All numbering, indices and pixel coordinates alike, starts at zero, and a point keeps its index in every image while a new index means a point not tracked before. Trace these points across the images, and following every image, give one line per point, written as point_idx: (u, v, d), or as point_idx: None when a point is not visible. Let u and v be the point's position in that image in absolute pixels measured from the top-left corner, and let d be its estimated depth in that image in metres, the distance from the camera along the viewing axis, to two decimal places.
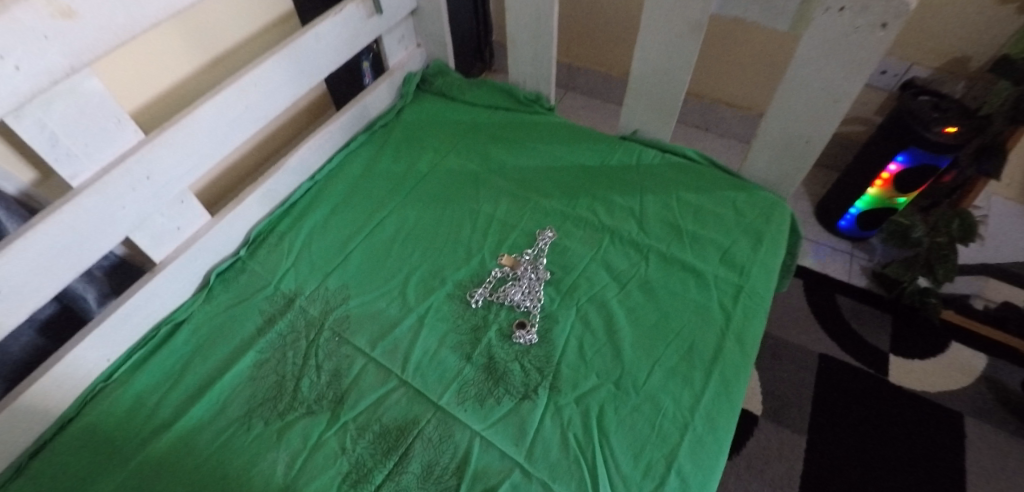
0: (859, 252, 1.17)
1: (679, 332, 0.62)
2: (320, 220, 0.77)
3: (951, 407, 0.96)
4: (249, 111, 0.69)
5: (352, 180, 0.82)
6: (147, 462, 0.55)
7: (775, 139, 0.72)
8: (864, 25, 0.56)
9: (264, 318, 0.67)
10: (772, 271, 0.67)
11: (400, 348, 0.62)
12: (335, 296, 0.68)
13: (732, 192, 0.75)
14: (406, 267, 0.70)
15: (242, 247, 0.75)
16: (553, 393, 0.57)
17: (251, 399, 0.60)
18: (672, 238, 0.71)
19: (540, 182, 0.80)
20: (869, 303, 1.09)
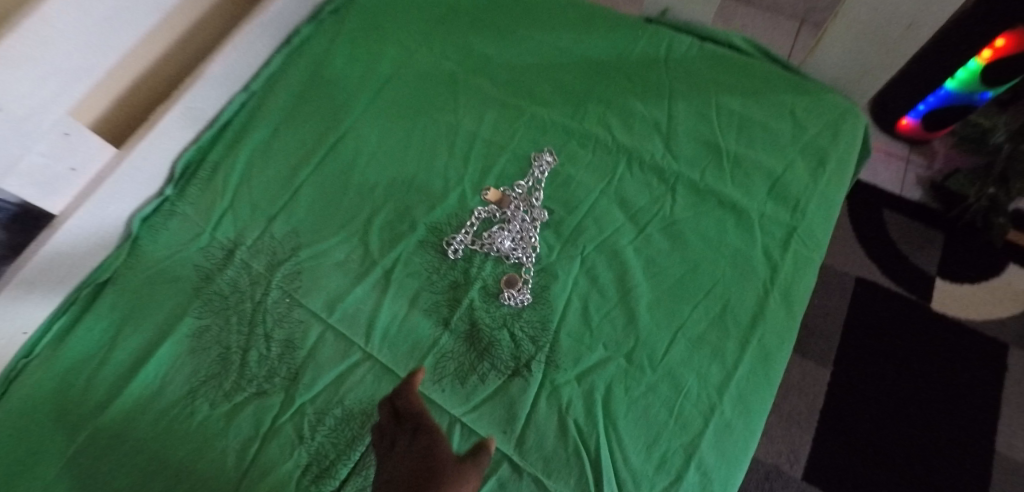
0: (916, 158, 1.00)
1: (709, 289, 0.49)
2: (261, 144, 0.62)
3: (994, 337, 0.87)
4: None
5: (298, 88, 0.64)
6: (78, 457, 0.47)
7: (860, 21, 0.53)
8: None
9: (200, 275, 0.55)
10: (833, 206, 0.52)
11: (363, 313, 0.51)
12: (284, 245, 0.56)
13: (788, 97, 0.57)
14: (369, 206, 0.56)
15: (168, 184, 0.61)
16: (550, 369, 0.47)
17: (192, 377, 0.50)
18: (706, 162, 0.55)
19: (538, 84, 0.62)
20: (921, 220, 0.95)
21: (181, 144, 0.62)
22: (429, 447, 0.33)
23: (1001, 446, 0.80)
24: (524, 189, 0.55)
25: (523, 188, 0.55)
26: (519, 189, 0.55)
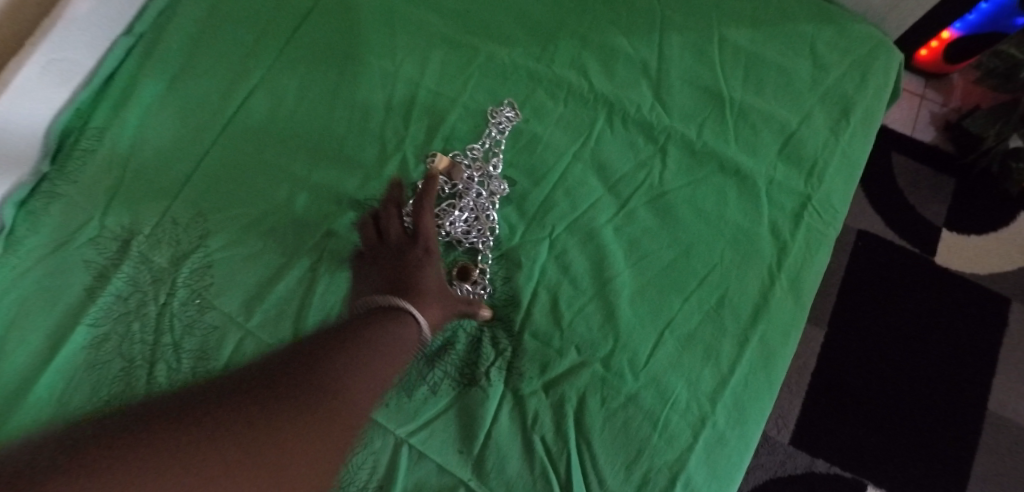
0: (931, 94, 0.89)
1: (704, 276, 0.41)
2: (154, 102, 0.50)
3: (997, 291, 0.82)
4: None
5: (197, 28, 0.51)
6: None
7: None
8: None
9: (92, 273, 0.44)
10: (854, 168, 0.43)
11: (287, 314, 0.42)
12: (189, 230, 0.45)
13: (808, 27, 0.46)
14: (291, 179, 0.46)
15: (46, 160, 0.48)
16: (513, 378, 0.39)
17: (91, 399, 0.40)
18: (705, 115, 0.45)
19: (495, 17, 0.49)
20: (932, 165, 0.86)
21: (54, 106, 0.49)
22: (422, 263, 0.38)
23: (994, 404, 0.78)
24: (476, 155, 0.45)
25: (475, 154, 0.45)
26: (470, 156, 0.45)
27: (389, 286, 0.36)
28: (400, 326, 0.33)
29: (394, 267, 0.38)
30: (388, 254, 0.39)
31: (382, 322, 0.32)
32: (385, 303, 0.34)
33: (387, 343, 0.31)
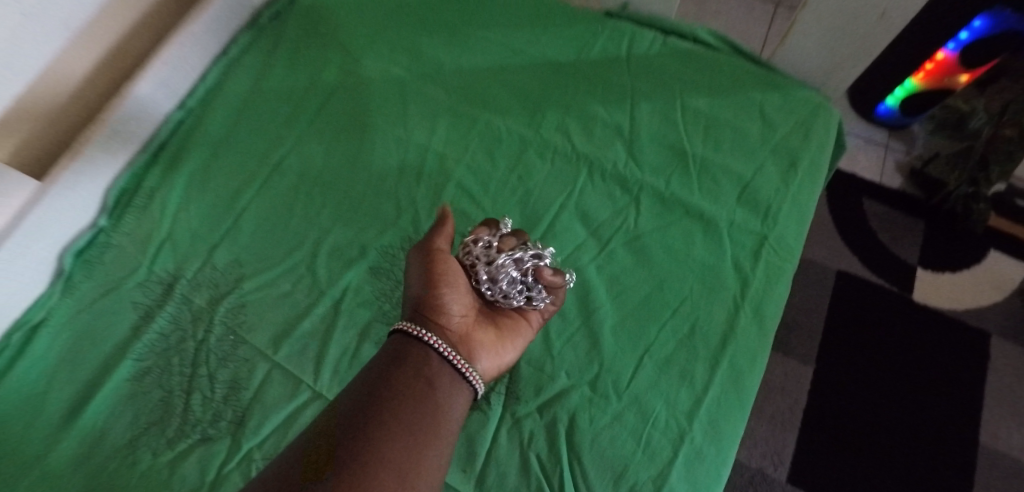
0: (895, 144, 0.97)
1: (677, 307, 0.46)
2: (200, 166, 0.57)
3: (976, 326, 0.86)
4: (32, 15, 0.45)
5: (238, 103, 0.60)
6: None
7: (830, 10, 0.49)
8: None
9: (139, 314, 0.51)
10: (806, 210, 0.50)
11: (311, 346, 0.48)
12: (227, 276, 0.52)
13: (758, 93, 0.54)
14: (316, 232, 0.53)
15: (103, 214, 0.56)
16: (511, 401, 0.44)
17: (133, 424, 0.47)
18: (672, 170, 0.52)
19: (491, 90, 0.58)
20: (901, 209, 0.92)
21: (112, 170, 0.57)
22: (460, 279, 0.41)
23: (983, 436, 0.80)
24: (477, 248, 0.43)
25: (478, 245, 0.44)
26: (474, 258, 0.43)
27: (445, 322, 0.38)
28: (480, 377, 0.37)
29: (432, 296, 0.39)
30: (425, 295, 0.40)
31: (445, 376, 0.35)
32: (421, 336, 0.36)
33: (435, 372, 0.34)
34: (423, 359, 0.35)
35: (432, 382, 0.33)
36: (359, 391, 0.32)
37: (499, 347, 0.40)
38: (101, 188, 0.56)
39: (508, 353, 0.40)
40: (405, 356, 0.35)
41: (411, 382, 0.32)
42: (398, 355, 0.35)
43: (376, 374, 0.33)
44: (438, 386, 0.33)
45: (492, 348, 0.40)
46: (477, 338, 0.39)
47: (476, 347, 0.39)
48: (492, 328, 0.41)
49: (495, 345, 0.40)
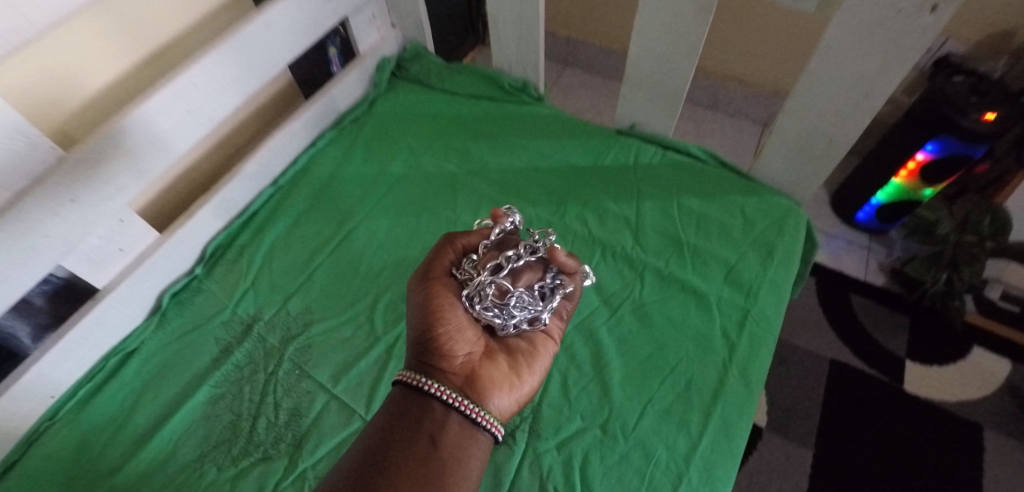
0: (876, 247, 1.08)
1: (675, 366, 0.55)
2: (284, 231, 0.70)
3: (969, 418, 0.88)
4: (192, 114, 0.61)
5: (320, 183, 0.74)
6: None
7: (792, 138, 0.63)
8: (907, 7, 0.46)
9: (219, 348, 0.61)
10: (783, 291, 0.60)
11: (365, 383, 0.57)
12: (297, 321, 0.62)
13: (740, 197, 0.67)
14: (375, 289, 0.64)
15: (198, 263, 0.68)
16: (532, 438, 0.52)
17: (203, 442, 0.54)
18: (671, 254, 0.63)
19: (524, 186, 0.72)
20: (885, 303, 1.00)
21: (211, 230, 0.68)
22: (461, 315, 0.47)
23: None
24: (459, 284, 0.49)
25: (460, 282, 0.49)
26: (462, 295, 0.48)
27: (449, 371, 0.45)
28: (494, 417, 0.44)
29: (433, 343, 0.45)
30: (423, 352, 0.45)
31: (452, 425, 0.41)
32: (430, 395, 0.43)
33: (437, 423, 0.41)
34: (429, 409, 0.42)
35: (437, 431, 0.40)
36: (367, 443, 0.39)
37: (511, 378, 0.47)
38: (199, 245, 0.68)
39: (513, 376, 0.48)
40: (411, 409, 0.42)
41: (414, 437, 0.39)
42: (407, 405, 0.42)
43: (386, 426, 0.40)
44: (442, 434, 0.40)
45: (505, 379, 0.47)
46: (487, 373, 0.46)
47: (487, 383, 0.45)
48: (493, 363, 0.47)
49: (507, 376, 0.47)
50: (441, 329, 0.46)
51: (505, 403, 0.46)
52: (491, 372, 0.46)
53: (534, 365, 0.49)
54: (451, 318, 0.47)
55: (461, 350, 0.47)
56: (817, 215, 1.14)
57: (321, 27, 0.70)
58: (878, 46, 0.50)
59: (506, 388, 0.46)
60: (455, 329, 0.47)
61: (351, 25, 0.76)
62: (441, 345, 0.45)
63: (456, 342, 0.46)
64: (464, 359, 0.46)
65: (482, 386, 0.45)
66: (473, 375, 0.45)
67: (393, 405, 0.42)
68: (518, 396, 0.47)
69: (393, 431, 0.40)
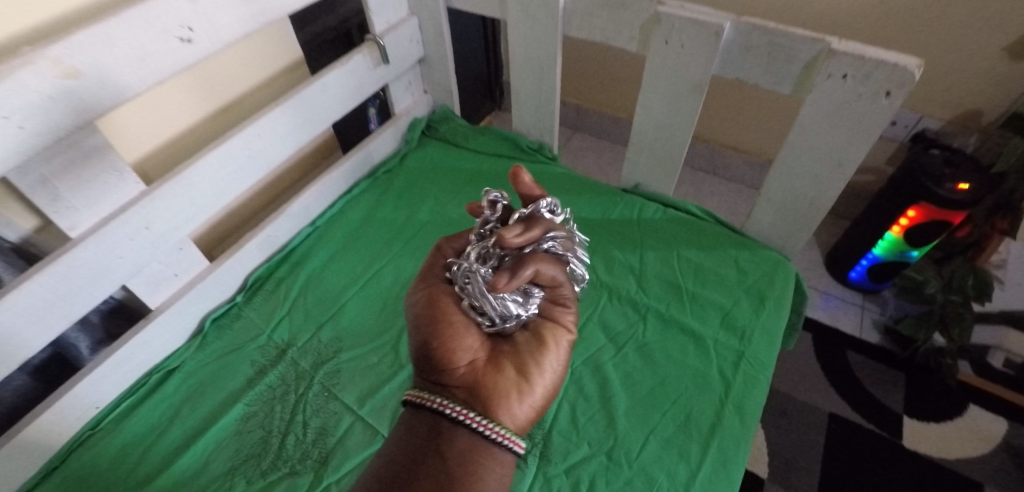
0: (870, 305, 1.13)
1: (675, 400, 0.60)
2: (319, 266, 0.77)
3: (970, 477, 0.89)
4: (253, 159, 0.69)
5: (354, 225, 0.81)
6: None
7: (779, 199, 0.71)
8: (866, 92, 0.55)
9: (254, 370, 0.66)
10: (775, 335, 0.65)
11: (388, 406, 0.61)
12: (328, 348, 0.67)
13: (734, 250, 0.74)
14: (400, 321, 0.70)
15: (239, 292, 0.74)
16: (543, 463, 0.55)
17: (235, 456, 0.58)
18: (671, 298, 0.69)
19: None
20: (881, 360, 1.04)
21: (254, 263, 0.75)
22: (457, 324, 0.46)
23: None
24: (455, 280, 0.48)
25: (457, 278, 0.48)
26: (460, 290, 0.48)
27: (450, 383, 0.43)
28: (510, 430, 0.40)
29: (433, 356, 0.44)
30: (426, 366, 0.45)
31: (470, 444, 0.39)
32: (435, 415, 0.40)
33: (449, 444, 0.38)
34: (437, 427, 0.40)
35: (446, 450, 0.38)
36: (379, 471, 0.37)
37: (523, 383, 0.44)
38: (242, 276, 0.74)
39: (523, 384, 0.44)
40: (423, 429, 0.40)
41: (426, 460, 0.37)
42: (416, 426, 0.40)
43: (398, 450, 0.38)
44: (453, 453, 0.38)
45: (516, 385, 0.44)
46: (492, 381, 0.43)
47: (494, 392, 0.43)
48: (502, 372, 0.45)
49: (518, 382, 0.44)
50: (436, 342, 0.45)
51: (521, 411, 0.42)
52: (498, 379, 0.44)
53: (546, 365, 0.46)
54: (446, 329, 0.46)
55: (464, 361, 0.45)
56: (812, 274, 1.20)
57: (367, 91, 0.81)
58: (846, 123, 0.58)
59: (518, 393, 0.43)
60: (452, 340, 0.45)
61: (391, 90, 0.87)
62: (440, 357, 0.44)
63: (456, 353, 0.45)
64: (468, 370, 0.44)
65: (490, 395, 0.42)
66: (478, 385, 0.43)
67: (402, 429, 0.40)
68: (535, 402, 0.44)
69: (403, 454, 0.38)
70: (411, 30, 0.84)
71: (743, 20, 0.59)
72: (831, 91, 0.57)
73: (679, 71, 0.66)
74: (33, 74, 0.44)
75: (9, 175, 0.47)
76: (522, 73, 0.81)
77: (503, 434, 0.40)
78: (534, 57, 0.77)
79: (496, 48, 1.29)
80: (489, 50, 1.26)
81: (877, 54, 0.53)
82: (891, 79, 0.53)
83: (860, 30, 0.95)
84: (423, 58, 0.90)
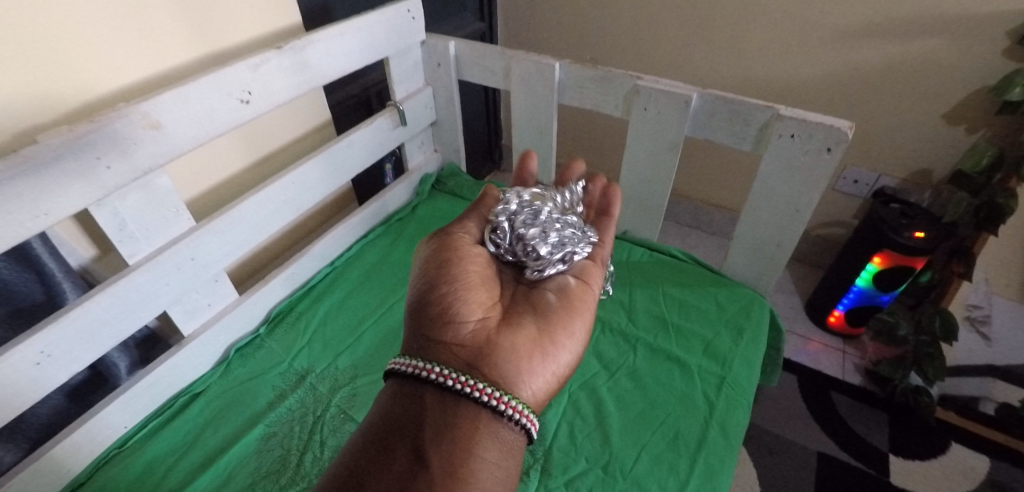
0: (851, 349, 1.19)
1: (664, 420, 0.65)
2: (337, 301, 0.84)
3: None
4: (286, 204, 0.78)
5: (369, 266, 0.89)
6: None
7: (750, 242, 0.80)
8: (812, 149, 0.66)
9: (275, 394, 0.71)
10: (753, 363, 0.71)
11: None
12: (344, 374, 0.73)
13: (714, 288, 0.82)
14: None
15: (262, 324, 0.81)
16: (544, 476, 0.60)
17: (255, 472, 0.62)
18: (658, 330, 0.77)
19: None
20: (864, 401, 1.08)
21: (277, 297, 0.82)
22: (469, 289, 0.54)
23: None
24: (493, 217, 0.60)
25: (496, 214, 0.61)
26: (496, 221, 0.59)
27: (452, 340, 0.50)
28: (525, 407, 0.47)
29: (440, 316, 0.51)
30: (433, 323, 0.51)
31: (464, 409, 0.45)
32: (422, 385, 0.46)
33: (440, 408, 0.45)
34: (426, 403, 0.45)
35: (441, 429, 0.43)
36: (375, 429, 0.43)
37: (539, 348, 0.52)
38: (265, 309, 0.81)
39: (519, 355, 0.50)
40: (411, 397, 0.45)
41: (414, 422, 0.43)
42: (404, 406, 0.45)
43: (390, 413, 0.45)
44: (450, 431, 0.43)
45: (532, 349, 0.51)
46: (492, 346, 0.50)
47: (510, 354, 0.50)
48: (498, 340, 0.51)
49: (534, 346, 0.52)
50: (448, 303, 0.52)
51: (513, 374, 0.49)
52: (514, 341, 0.51)
53: (548, 345, 0.52)
54: (458, 292, 0.53)
55: (475, 323, 0.52)
56: (795, 321, 1.27)
57: (386, 148, 0.92)
58: (798, 175, 0.69)
59: (534, 356, 0.51)
60: (464, 302, 0.52)
61: (406, 148, 0.99)
62: (447, 317, 0.51)
63: (467, 317, 0.52)
64: (480, 333, 0.51)
65: (498, 356, 0.49)
66: (492, 346, 0.50)
67: (394, 395, 0.46)
68: (539, 370, 0.50)
69: (388, 428, 0.43)
70: (426, 98, 0.97)
71: (707, 92, 0.72)
72: (783, 148, 0.68)
73: (657, 133, 0.78)
74: (125, 124, 0.54)
75: (91, 208, 0.56)
76: (523, 135, 0.93)
77: (519, 411, 0.46)
78: (533, 120, 0.89)
79: (497, 115, 1.43)
80: (491, 116, 1.40)
81: (815, 119, 0.64)
82: (830, 138, 0.64)
83: (815, 101, 1.09)
84: (435, 122, 1.02)
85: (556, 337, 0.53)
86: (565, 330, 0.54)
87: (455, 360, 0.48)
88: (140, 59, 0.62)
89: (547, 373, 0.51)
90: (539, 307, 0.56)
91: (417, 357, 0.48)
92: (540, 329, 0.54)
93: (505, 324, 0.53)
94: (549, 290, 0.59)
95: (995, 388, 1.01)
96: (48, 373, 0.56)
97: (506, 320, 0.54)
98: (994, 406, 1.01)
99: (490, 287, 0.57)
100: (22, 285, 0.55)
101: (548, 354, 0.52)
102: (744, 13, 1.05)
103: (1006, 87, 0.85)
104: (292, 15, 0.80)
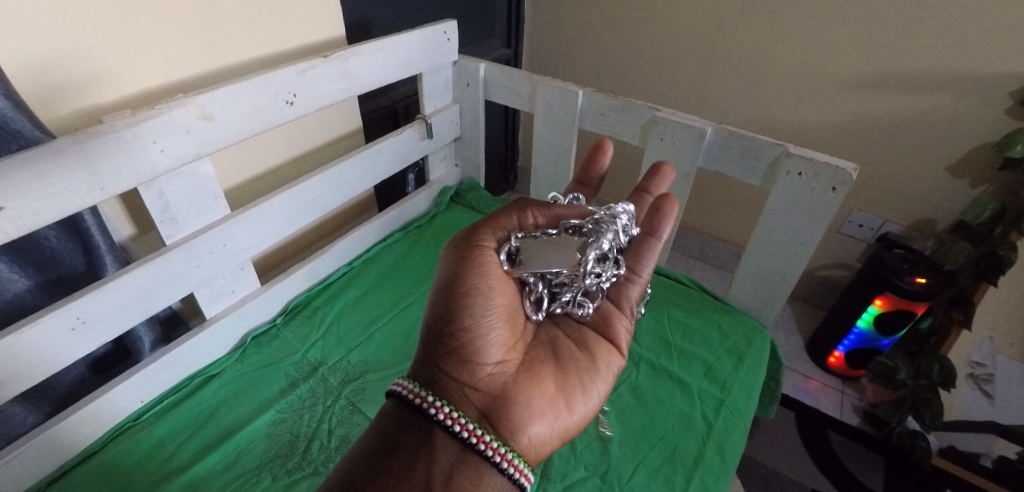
0: (849, 391, 1.21)
1: (663, 436, 0.67)
2: (353, 299, 0.87)
3: None
4: (315, 202, 0.82)
5: (385, 269, 0.92)
6: None
7: (755, 273, 0.83)
8: (818, 187, 0.69)
9: (287, 382, 0.73)
10: (752, 389, 0.73)
11: None
12: (355, 369, 0.75)
13: (718, 315, 0.85)
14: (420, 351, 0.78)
15: (280, 314, 0.84)
16: (543, 481, 0.63)
17: (264, 454, 0.64)
18: (662, 351, 0.79)
19: None
20: (860, 442, 1.09)
21: (295, 290, 0.85)
22: (497, 325, 0.52)
23: None
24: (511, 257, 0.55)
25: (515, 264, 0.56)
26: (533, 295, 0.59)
27: (467, 382, 0.49)
28: (523, 463, 0.46)
29: (458, 354, 0.50)
30: (447, 358, 0.49)
31: (462, 455, 0.44)
32: (426, 422, 0.45)
33: (440, 448, 0.44)
34: (434, 439, 0.44)
35: (446, 475, 0.42)
36: (374, 449, 0.43)
37: (555, 406, 0.51)
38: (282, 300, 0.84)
39: (534, 411, 0.49)
40: (415, 425, 0.45)
41: (415, 456, 0.42)
42: (409, 431, 0.44)
43: (391, 434, 0.44)
44: (454, 479, 0.42)
45: (547, 406, 0.50)
46: (508, 396, 0.49)
47: (525, 410, 0.49)
48: (515, 390, 0.50)
49: (549, 403, 0.51)
50: (469, 342, 0.50)
51: (524, 430, 0.48)
52: (531, 394, 0.50)
53: (564, 405, 0.52)
54: (484, 328, 0.51)
55: (493, 367, 0.51)
56: (794, 358, 1.29)
57: (411, 158, 0.97)
58: (804, 211, 0.72)
59: (548, 416, 0.50)
60: (489, 341, 0.51)
61: (429, 160, 1.04)
62: (466, 357, 0.49)
63: (486, 359, 0.50)
64: (498, 378, 0.50)
65: (510, 408, 0.48)
66: (508, 395, 0.49)
67: (398, 418, 0.45)
68: (553, 429, 0.50)
69: (389, 454, 0.42)
70: (453, 115, 1.02)
71: (722, 127, 0.76)
72: (791, 185, 0.72)
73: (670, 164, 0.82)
74: (182, 113, 0.59)
75: (140, 188, 0.60)
76: (543, 156, 0.97)
77: (517, 467, 0.45)
78: (553, 143, 0.94)
79: (515, 137, 1.48)
80: (510, 138, 1.46)
81: (822, 158, 0.68)
82: (835, 177, 0.67)
83: (824, 147, 1.14)
84: (458, 138, 1.07)
85: (571, 397, 0.53)
86: (584, 391, 0.54)
87: (465, 403, 0.47)
88: (200, 57, 0.67)
89: (559, 431, 0.50)
90: (558, 361, 0.55)
91: (424, 386, 0.47)
92: (558, 385, 0.53)
93: (523, 371, 0.52)
94: (568, 336, 0.60)
95: (995, 445, 0.99)
96: (82, 339, 0.59)
97: (526, 366, 0.53)
98: (992, 461, 0.99)
99: (517, 325, 0.55)
100: (65, 253, 0.59)
101: (562, 415, 0.51)
102: (761, 58, 1.10)
103: (1008, 144, 0.89)
104: (337, 27, 0.85)
